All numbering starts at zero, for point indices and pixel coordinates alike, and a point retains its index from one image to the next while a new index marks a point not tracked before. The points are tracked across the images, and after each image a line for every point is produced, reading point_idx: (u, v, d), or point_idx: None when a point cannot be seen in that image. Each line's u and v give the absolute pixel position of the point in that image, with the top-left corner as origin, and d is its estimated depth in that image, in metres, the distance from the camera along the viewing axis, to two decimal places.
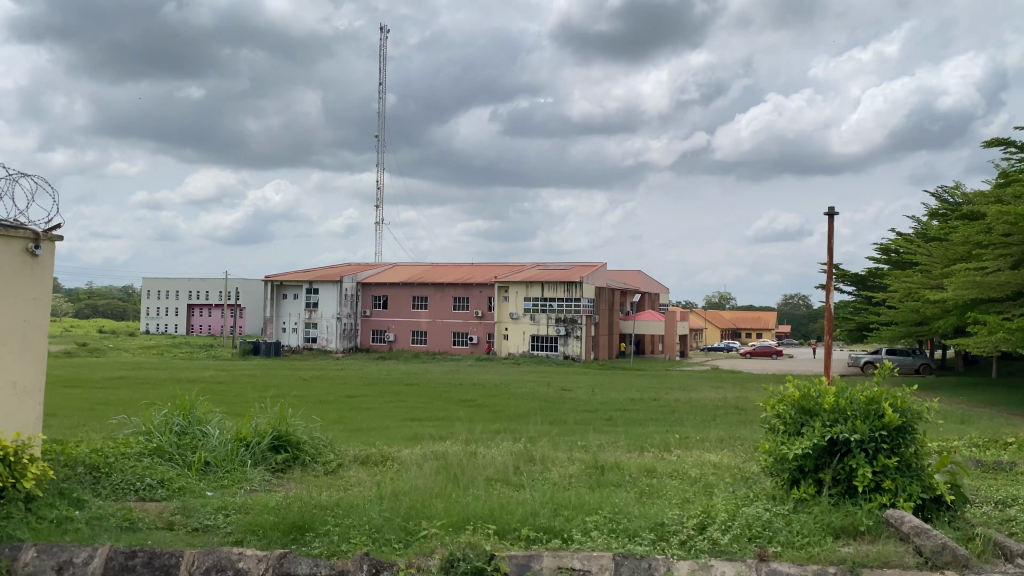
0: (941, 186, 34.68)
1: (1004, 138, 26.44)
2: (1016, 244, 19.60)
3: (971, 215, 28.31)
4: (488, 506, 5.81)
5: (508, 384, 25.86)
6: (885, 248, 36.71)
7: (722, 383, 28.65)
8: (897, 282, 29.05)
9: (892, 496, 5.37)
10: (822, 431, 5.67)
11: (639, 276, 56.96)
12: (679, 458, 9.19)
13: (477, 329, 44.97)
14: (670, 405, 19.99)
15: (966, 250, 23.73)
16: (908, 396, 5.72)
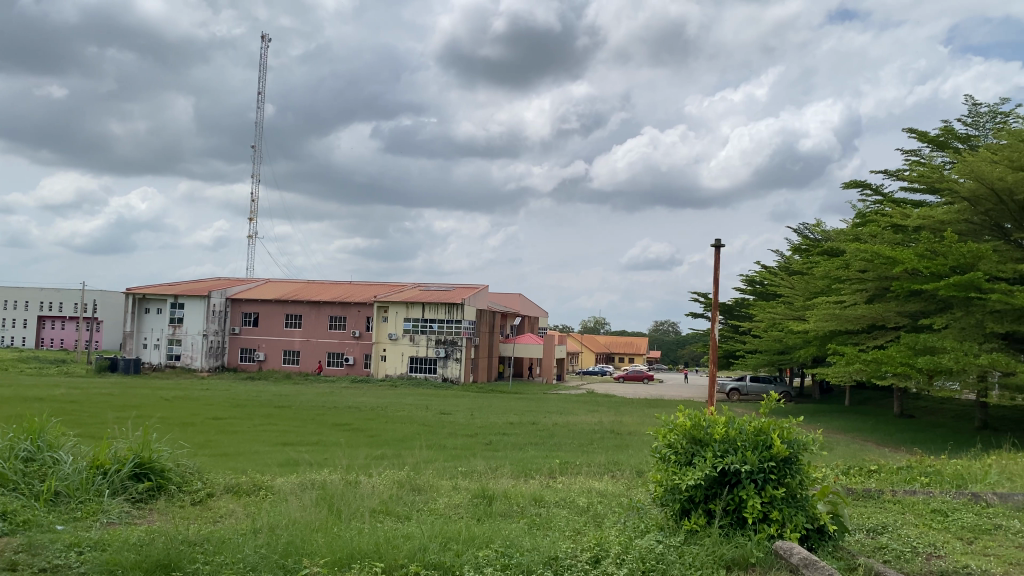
0: (801, 224, 36.78)
1: (860, 181, 28.32)
2: (871, 280, 20.84)
3: (830, 252, 30.07)
4: (374, 540, 5.50)
5: (385, 407, 25.29)
6: (750, 280, 38.49)
7: (598, 408, 29.08)
8: (762, 313, 30.42)
9: (779, 527, 5.43)
10: (713, 462, 5.68)
11: (519, 299, 57.28)
12: (564, 486, 9.13)
13: (353, 350, 44.04)
14: (549, 429, 20.02)
15: (825, 285, 25.10)
16: (793, 427, 5.82)
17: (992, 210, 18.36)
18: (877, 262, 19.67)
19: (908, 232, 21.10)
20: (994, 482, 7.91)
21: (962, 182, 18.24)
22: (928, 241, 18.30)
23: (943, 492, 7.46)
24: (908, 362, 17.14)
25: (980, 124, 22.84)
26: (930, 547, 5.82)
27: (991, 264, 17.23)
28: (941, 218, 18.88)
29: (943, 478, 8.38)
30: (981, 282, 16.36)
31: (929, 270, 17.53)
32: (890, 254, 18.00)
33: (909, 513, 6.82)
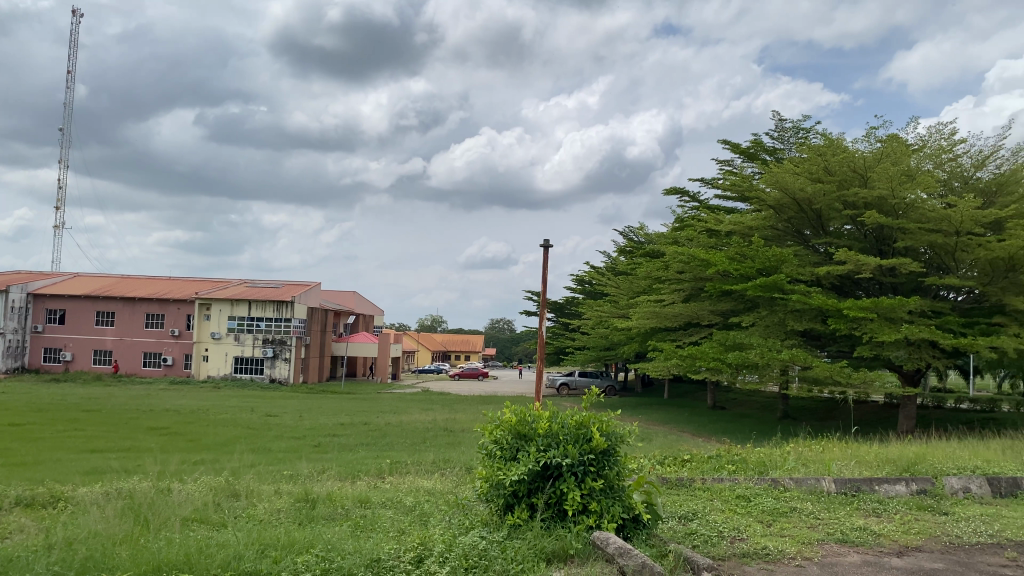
0: (626, 226, 38.47)
1: (680, 187, 29.96)
2: (689, 280, 22.07)
3: (653, 254, 31.61)
4: (184, 550, 5.18)
5: (206, 410, 24.03)
6: (580, 280, 39.80)
7: (431, 406, 29.04)
8: (590, 311, 31.49)
9: (597, 518, 5.60)
10: (536, 457, 5.78)
11: (352, 296, 56.21)
12: (391, 486, 9.01)
13: (172, 349, 41.59)
14: (380, 428, 19.76)
15: (647, 285, 26.36)
16: (612, 420, 6.04)
17: (794, 218, 19.93)
18: (694, 264, 20.84)
19: (722, 236, 22.55)
20: (791, 468, 8.58)
21: (768, 192, 19.69)
22: (738, 246, 19.60)
23: (748, 479, 7.99)
24: (720, 358, 18.28)
25: (784, 138, 24.76)
26: (734, 531, 6.23)
27: (792, 268, 18.72)
28: (750, 224, 20.26)
29: (748, 465, 8.98)
30: (784, 284, 17.74)
31: (739, 272, 18.78)
32: (704, 257, 19.12)
33: (717, 499, 7.26)
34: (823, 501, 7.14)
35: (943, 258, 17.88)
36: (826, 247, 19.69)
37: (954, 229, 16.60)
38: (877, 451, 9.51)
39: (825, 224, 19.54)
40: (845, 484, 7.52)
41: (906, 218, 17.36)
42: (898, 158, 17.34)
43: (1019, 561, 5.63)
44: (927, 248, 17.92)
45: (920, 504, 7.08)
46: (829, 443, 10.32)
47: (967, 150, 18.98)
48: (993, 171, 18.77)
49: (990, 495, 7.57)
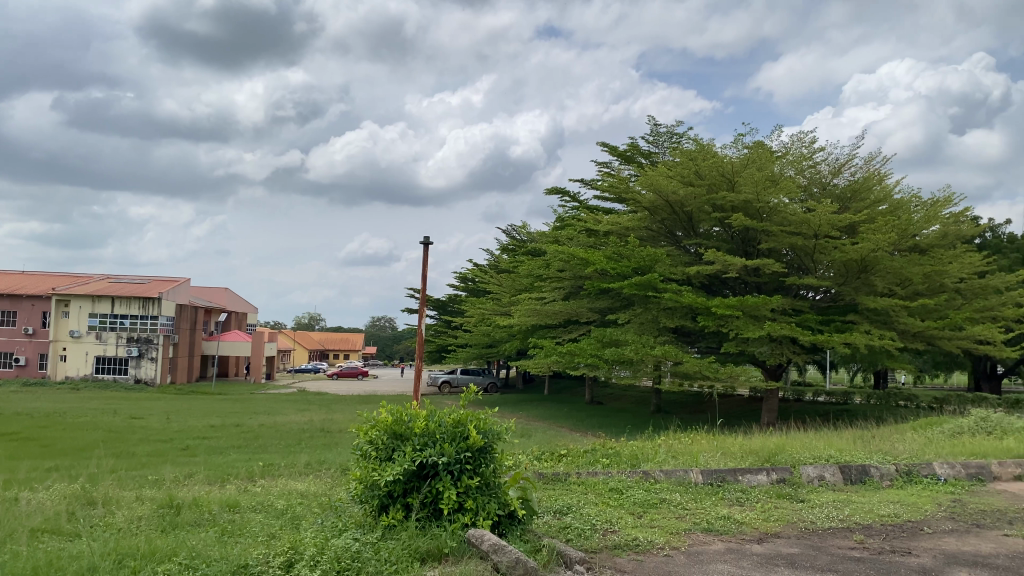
0: (508, 225, 38.82)
1: (560, 187, 30.48)
2: (568, 279, 22.47)
3: (534, 252, 32.02)
4: (32, 564, 4.84)
5: (62, 413, 22.58)
6: (462, 277, 39.87)
7: (308, 406, 28.34)
8: (471, 309, 31.58)
9: (472, 516, 5.60)
10: (412, 456, 5.72)
11: (224, 292, 53.96)
12: (261, 490, 8.73)
13: (25, 349, 38.89)
14: (253, 430, 19.13)
15: (528, 283, 26.68)
16: (488, 418, 6.06)
17: (668, 219, 20.61)
18: (573, 263, 21.21)
19: (600, 236, 23.07)
20: (661, 461, 8.87)
21: (644, 194, 20.28)
22: (615, 245, 20.09)
23: (621, 472, 8.19)
24: (597, 354, 18.69)
25: (660, 142, 25.59)
26: (607, 524, 6.37)
27: (666, 267, 19.36)
28: (626, 225, 20.79)
29: (621, 459, 9.22)
30: (658, 283, 18.32)
31: (616, 270, 19.22)
32: (583, 256, 19.50)
33: (591, 493, 7.40)
34: (691, 491, 7.42)
35: (802, 260, 18.93)
36: (697, 247, 20.48)
37: (813, 232, 17.59)
38: (741, 442, 9.98)
39: (697, 225, 20.31)
40: (712, 475, 7.83)
41: (770, 221, 18.27)
42: (763, 164, 18.22)
43: (866, 543, 6.02)
44: (789, 249, 18.93)
45: (780, 492, 7.47)
46: (697, 436, 10.74)
47: (825, 157, 20.18)
48: (848, 178, 20.03)
49: (842, 482, 8.06)
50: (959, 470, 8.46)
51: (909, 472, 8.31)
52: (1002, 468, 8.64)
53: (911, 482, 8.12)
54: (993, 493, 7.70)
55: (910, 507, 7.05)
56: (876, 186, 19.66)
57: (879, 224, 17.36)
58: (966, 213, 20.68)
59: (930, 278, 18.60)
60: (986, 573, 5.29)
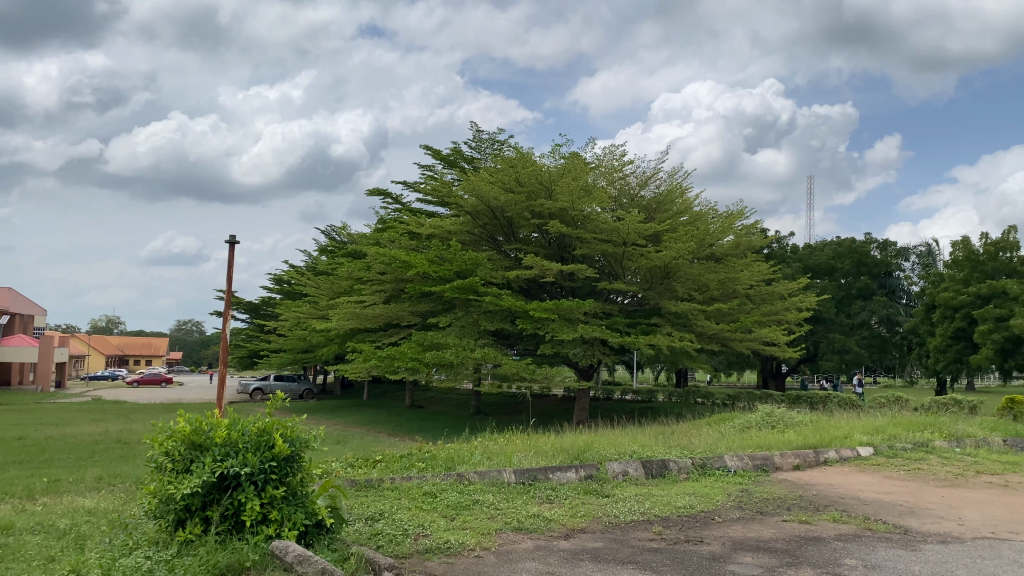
0: (327, 226, 37.90)
1: (382, 189, 30.17)
2: (388, 282, 22.23)
3: (353, 254, 31.47)
4: None
5: None
6: (277, 279, 38.52)
7: (104, 416, 26.25)
8: (287, 312, 30.55)
9: (277, 526, 5.39)
10: (212, 467, 5.42)
11: (7, 293, 49.05)
12: (42, 509, 7.96)
13: None
14: (37, 444, 17.43)
15: (347, 285, 26.16)
16: (297, 425, 5.85)
17: (488, 224, 20.89)
18: (394, 266, 21.01)
19: (421, 239, 23.01)
20: (476, 462, 8.96)
21: (465, 198, 20.45)
22: (435, 249, 20.08)
23: (435, 476, 8.18)
24: (416, 357, 18.61)
25: (481, 148, 25.95)
26: (419, 528, 6.34)
27: (485, 271, 19.62)
28: (447, 228, 20.85)
29: (437, 462, 9.22)
30: (478, 286, 18.53)
31: (437, 273, 19.22)
32: (404, 258, 19.37)
33: (404, 498, 7.34)
34: (504, 491, 7.53)
35: (613, 266, 19.82)
36: (516, 252, 20.93)
37: (622, 240, 18.46)
38: (553, 442, 10.26)
39: (516, 231, 20.74)
40: (524, 474, 7.99)
41: (584, 228, 18.99)
42: (579, 174, 18.91)
43: (664, 534, 6.37)
44: (601, 256, 19.77)
45: (587, 489, 7.75)
46: (512, 437, 10.94)
47: (634, 169, 21.23)
48: (655, 190, 21.24)
49: (644, 476, 8.50)
50: (747, 461, 9.15)
51: (704, 465, 8.90)
52: (783, 459, 9.45)
53: (705, 474, 8.69)
54: (775, 482, 8.41)
55: (703, 498, 7.53)
56: (678, 199, 20.98)
57: (681, 234, 18.52)
58: (756, 226, 22.51)
59: (724, 284, 20.07)
60: (767, 555, 5.75)
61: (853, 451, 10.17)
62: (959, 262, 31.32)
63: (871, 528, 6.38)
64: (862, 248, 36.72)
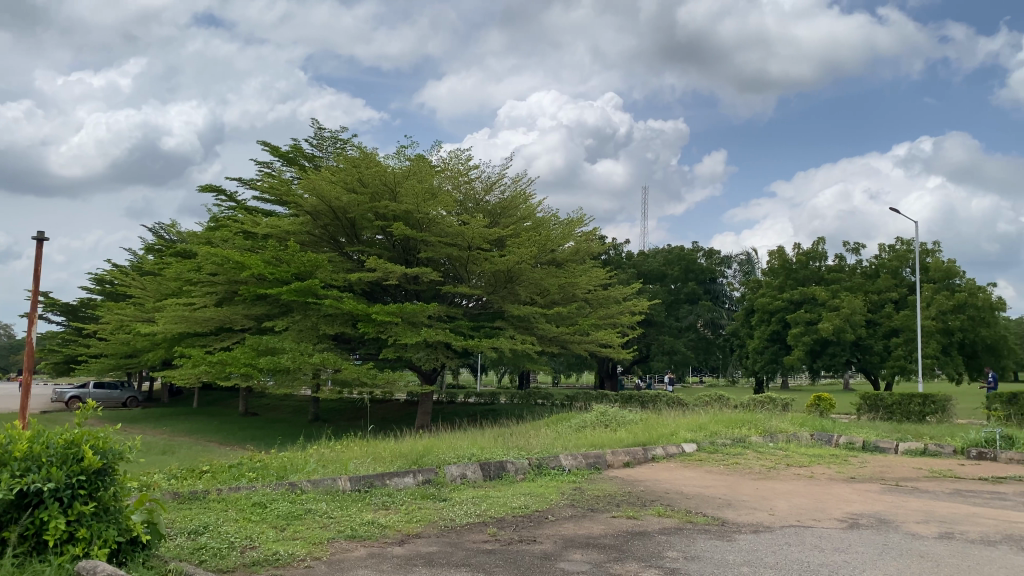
0: (156, 223, 35.82)
1: (216, 186, 28.82)
2: (221, 283, 21.26)
3: (183, 254, 29.88)
4: None
5: None
6: (98, 279, 35.97)
7: None
8: (108, 315, 28.60)
9: (85, 545, 5.01)
10: (10, 484, 4.94)
11: None
12: None
13: None
14: None
15: (176, 286, 24.79)
16: (110, 436, 5.45)
17: (329, 225, 20.41)
18: (227, 266, 20.11)
19: (257, 239, 22.17)
20: (311, 470, 8.72)
21: (305, 198, 19.86)
22: (273, 249, 19.39)
23: (266, 485, 7.88)
24: (251, 362, 17.89)
25: (322, 147, 25.36)
26: (245, 540, 6.08)
27: (326, 273, 19.16)
28: (286, 228, 20.17)
29: (269, 471, 8.90)
30: (318, 289, 18.08)
31: (274, 275, 18.54)
32: (238, 259, 18.58)
33: (231, 509, 7.02)
34: (337, 499, 7.36)
35: (457, 269, 19.90)
36: (358, 254, 20.58)
37: (467, 244, 18.59)
38: (391, 447, 10.15)
39: (358, 232, 20.42)
40: (360, 481, 7.85)
41: (428, 232, 18.93)
42: (424, 177, 18.84)
43: (499, 535, 6.43)
44: (445, 259, 19.80)
45: (424, 493, 7.72)
46: (349, 443, 10.74)
47: (478, 174, 21.39)
48: (499, 196, 21.52)
49: (482, 479, 8.56)
50: (580, 460, 9.43)
51: (540, 465, 9.09)
52: (614, 457, 9.80)
53: (541, 474, 8.87)
54: (607, 479, 8.71)
55: (538, 498, 7.68)
56: (522, 205, 21.37)
57: (523, 239, 18.86)
58: (595, 233, 23.28)
59: (564, 289, 20.63)
60: (595, 552, 5.94)
61: (678, 447, 10.71)
62: (775, 270, 33.72)
63: (692, 522, 6.72)
64: (691, 255, 38.82)
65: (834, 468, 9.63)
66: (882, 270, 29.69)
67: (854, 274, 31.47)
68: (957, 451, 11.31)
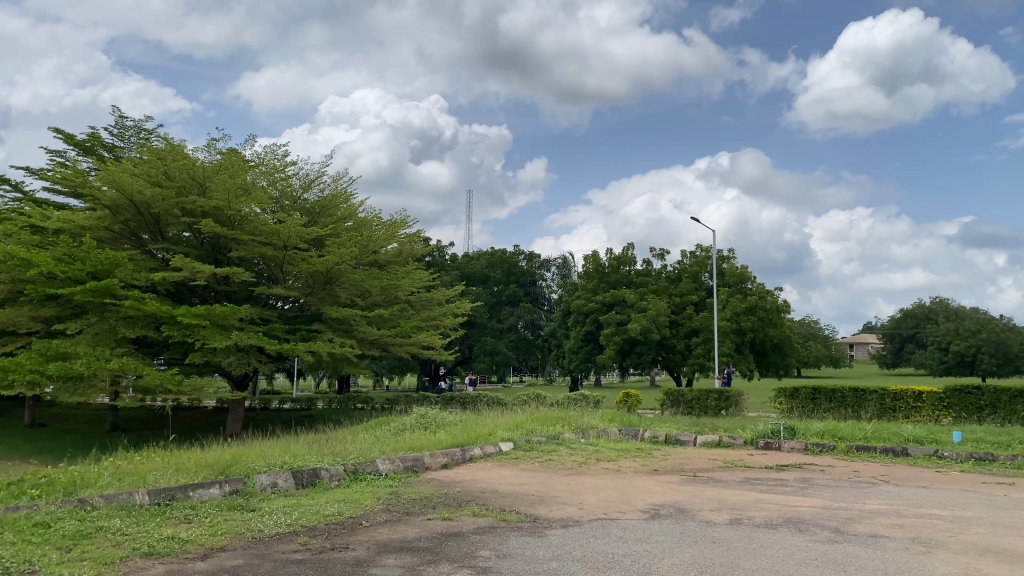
0: None
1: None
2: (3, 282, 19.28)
3: None
4: None
5: None
6: None
7: None
8: None
9: None
10: None
11: None
12: None
13: None
14: None
15: None
16: None
17: (130, 220, 19.05)
18: (10, 263, 18.26)
19: (47, 234, 20.31)
20: (103, 485, 8.08)
21: (103, 191, 18.40)
22: (65, 246, 17.83)
23: (50, 503, 7.20)
24: (38, 369, 16.34)
25: (124, 136, 23.65)
26: (24, 564, 5.53)
27: (126, 272, 17.87)
28: (82, 223, 18.61)
29: (54, 487, 8.16)
30: (117, 289, 16.82)
31: (66, 274, 17.06)
32: (23, 255, 16.92)
33: (7, 532, 6.36)
34: (133, 515, 6.85)
35: (273, 270, 19.19)
36: (163, 252, 19.36)
37: (282, 243, 17.98)
38: (195, 457, 9.62)
39: (163, 229, 19.22)
40: (159, 494, 7.35)
41: (241, 230, 18.15)
42: (236, 172, 18.09)
43: (309, 544, 6.25)
44: (259, 259, 19.07)
45: (231, 504, 7.36)
46: (150, 454, 10.08)
47: (296, 172, 20.77)
48: (318, 195, 21.02)
49: (294, 487, 8.29)
50: (397, 463, 9.35)
51: (355, 470, 8.92)
52: (432, 459, 9.81)
53: (356, 480, 8.72)
54: (423, 482, 8.69)
55: (352, 504, 7.54)
56: (343, 204, 20.96)
57: (343, 240, 18.51)
58: (418, 235, 23.22)
59: (386, 290, 20.45)
60: (409, 555, 5.90)
61: (496, 446, 10.89)
62: (589, 273, 35.04)
63: (505, 520, 6.84)
64: (512, 258, 39.71)
65: (639, 462, 10.15)
66: (685, 274, 31.73)
67: (660, 277, 33.38)
68: (748, 442, 12.26)
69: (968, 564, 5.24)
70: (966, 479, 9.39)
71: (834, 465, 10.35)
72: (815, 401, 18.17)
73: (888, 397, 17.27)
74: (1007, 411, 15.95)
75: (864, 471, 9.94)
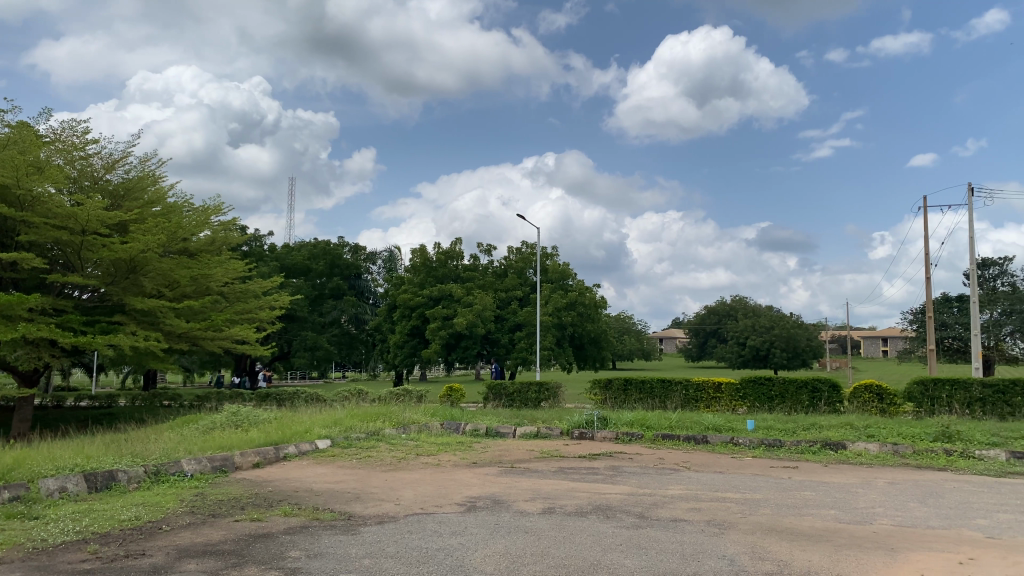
0: None
1: None
2: None
3: None
4: None
5: None
6: None
7: None
8: None
9: None
10: None
11: None
12: None
13: None
14: None
15: None
16: None
17: None
18: None
19: None
20: None
21: None
22: None
23: None
24: None
25: None
26: None
27: None
28: None
29: None
30: None
31: None
32: None
33: None
34: None
35: (69, 257, 17.68)
36: None
37: (80, 228, 16.56)
38: None
39: None
40: None
41: (31, 211, 16.58)
42: (28, 148, 16.47)
43: (99, 552, 5.78)
44: (54, 244, 17.49)
45: (9, 513, 6.68)
46: None
47: (98, 151, 19.28)
48: (123, 176, 19.62)
49: (86, 491, 7.66)
50: (204, 463, 8.88)
51: (156, 472, 8.38)
52: (242, 458, 9.39)
53: (157, 482, 8.18)
54: (231, 482, 8.29)
55: (151, 508, 7.07)
56: (151, 188, 19.68)
57: (150, 226, 17.37)
58: (234, 224, 22.19)
59: (198, 281, 19.40)
60: (212, 560, 5.60)
61: (311, 444, 10.59)
62: (416, 267, 34.82)
63: (317, 519, 6.64)
64: (336, 250, 39.04)
65: (458, 455, 10.22)
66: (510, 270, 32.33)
67: (486, 272, 33.86)
68: (563, 433, 12.64)
69: (754, 543, 5.63)
70: (757, 464, 10.16)
71: (641, 454, 10.88)
72: (627, 392, 19.03)
73: (692, 388, 18.53)
74: (793, 400, 17.43)
75: (668, 458, 10.52)
